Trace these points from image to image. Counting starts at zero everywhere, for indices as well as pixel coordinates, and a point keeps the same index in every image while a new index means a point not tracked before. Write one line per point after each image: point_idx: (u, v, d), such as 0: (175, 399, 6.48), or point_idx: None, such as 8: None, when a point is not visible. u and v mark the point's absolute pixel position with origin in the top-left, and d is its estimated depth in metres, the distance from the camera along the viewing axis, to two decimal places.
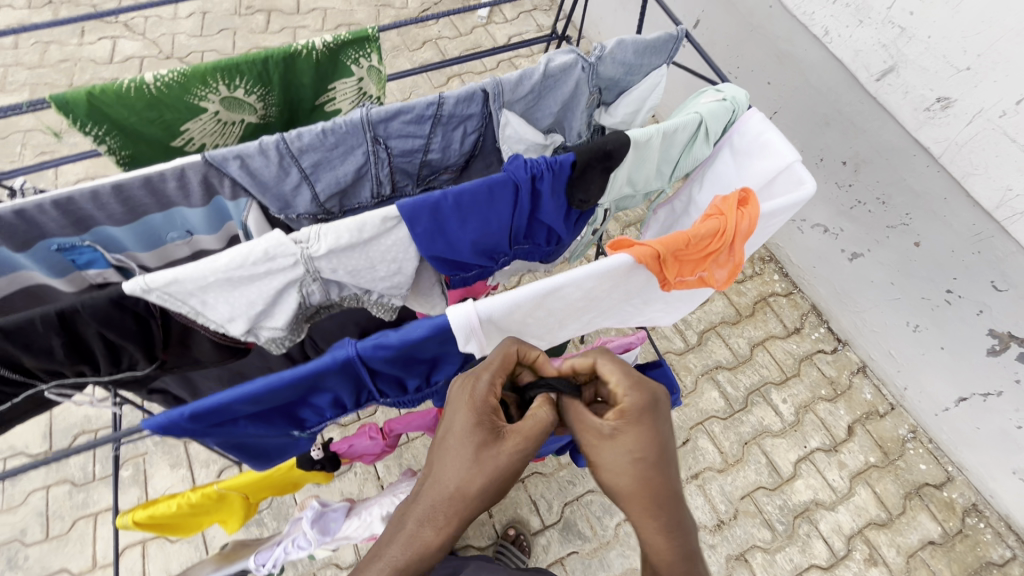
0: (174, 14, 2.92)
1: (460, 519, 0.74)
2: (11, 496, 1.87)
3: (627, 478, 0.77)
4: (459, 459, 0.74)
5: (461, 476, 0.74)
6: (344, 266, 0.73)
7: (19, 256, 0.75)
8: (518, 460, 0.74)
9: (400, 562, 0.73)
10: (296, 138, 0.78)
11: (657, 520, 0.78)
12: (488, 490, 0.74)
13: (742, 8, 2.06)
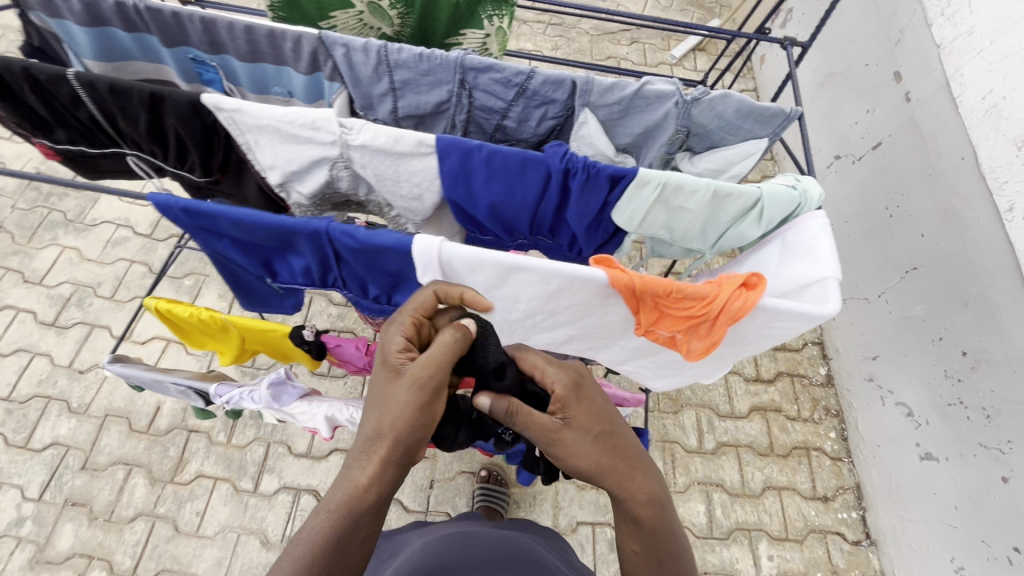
0: None
1: (385, 459, 0.83)
2: (108, 255, 2.28)
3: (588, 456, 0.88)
4: (377, 400, 0.85)
5: (380, 417, 0.83)
6: (373, 168, 0.81)
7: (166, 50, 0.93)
8: (421, 395, 0.81)
9: (332, 506, 0.82)
10: (396, 51, 0.87)
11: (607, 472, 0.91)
12: (404, 428, 0.82)
13: (931, 147, 1.85)
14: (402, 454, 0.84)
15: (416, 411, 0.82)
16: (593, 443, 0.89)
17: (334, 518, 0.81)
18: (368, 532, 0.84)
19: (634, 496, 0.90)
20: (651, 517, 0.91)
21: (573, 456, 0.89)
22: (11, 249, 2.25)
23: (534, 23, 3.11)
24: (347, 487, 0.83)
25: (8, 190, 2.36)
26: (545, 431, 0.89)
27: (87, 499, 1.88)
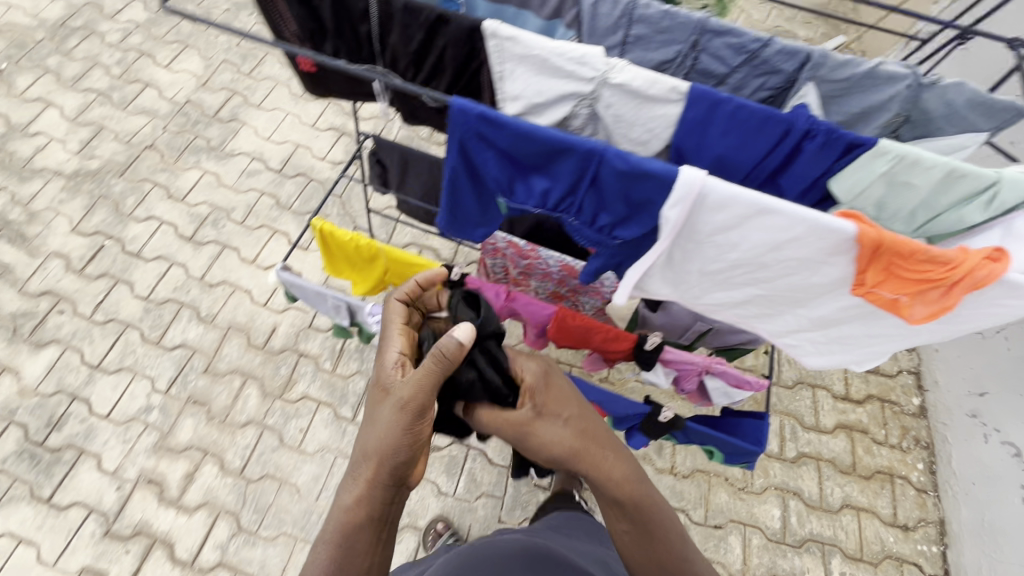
0: None
1: (370, 482, 0.93)
2: (242, 183, 2.45)
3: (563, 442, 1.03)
4: (371, 421, 0.98)
5: (367, 442, 0.95)
6: (616, 109, 0.87)
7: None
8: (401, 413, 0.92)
9: (331, 529, 0.93)
10: (643, 6, 0.93)
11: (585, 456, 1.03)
12: (387, 449, 0.92)
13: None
14: (385, 477, 0.93)
15: (400, 428, 0.92)
16: (565, 426, 1.05)
17: (335, 539, 0.93)
18: (368, 551, 0.93)
19: (610, 476, 1.02)
20: (632, 496, 1.02)
21: (545, 444, 1.03)
22: (160, 166, 2.45)
23: None
24: (342, 509, 0.94)
25: (162, 113, 2.57)
26: (517, 423, 1.05)
27: (206, 400, 2.04)
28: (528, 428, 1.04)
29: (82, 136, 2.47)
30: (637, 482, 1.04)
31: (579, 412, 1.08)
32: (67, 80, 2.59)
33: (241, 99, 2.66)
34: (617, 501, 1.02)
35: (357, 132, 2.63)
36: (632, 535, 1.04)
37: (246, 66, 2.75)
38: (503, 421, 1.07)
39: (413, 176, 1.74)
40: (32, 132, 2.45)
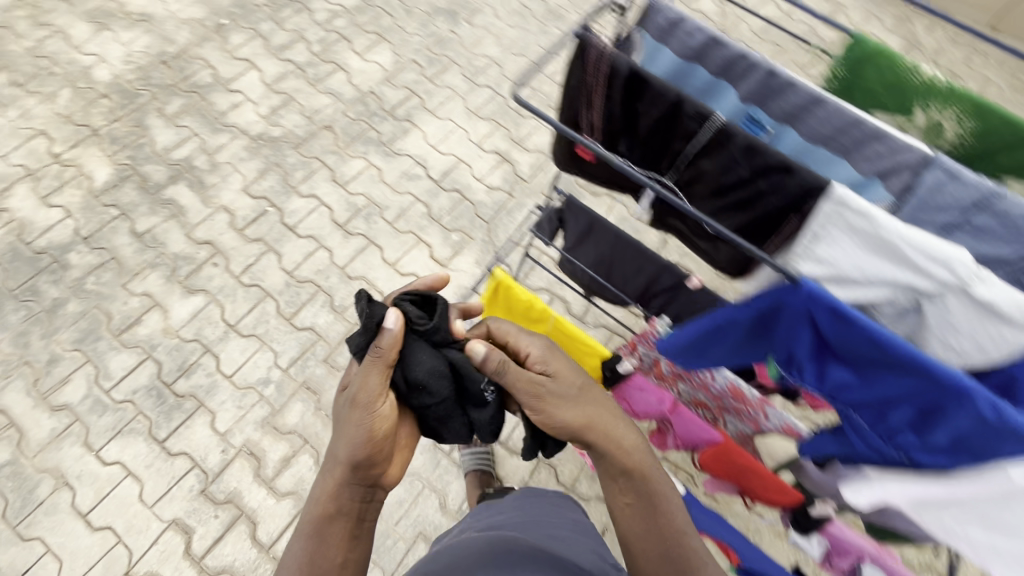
0: (755, 8, 3.28)
1: (338, 480, 1.02)
2: (401, 184, 2.50)
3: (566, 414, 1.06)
4: (340, 431, 1.06)
5: (335, 449, 1.04)
6: (948, 313, 0.78)
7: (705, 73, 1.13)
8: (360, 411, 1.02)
9: (303, 529, 1.01)
10: (1003, 200, 0.88)
11: (576, 423, 1.07)
12: (350, 448, 1.02)
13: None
14: (351, 473, 1.02)
15: (360, 426, 1.02)
16: (571, 401, 1.08)
17: (308, 532, 1.00)
18: (345, 543, 1.00)
19: (608, 441, 1.08)
20: (630, 462, 1.08)
21: (558, 407, 1.06)
22: (331, 148, 2.54)
23: None
24: (313, 502, 1.03)
25: (346, 98, 2.68)
26: (530, 386, 1.08)
27: (318, 389, 2.06)
28: (538, 393, 1.07)
29: (273, 103, 2.62)
30: (625, 447, 1.09)
31: (586, 380, 1.14)
32: (272, 47, 2.76)
33: (418, 101, 2.72)
34: (617, 464, 1.07)
35: (518, 161, 2.62)
36: (626, 504, 1.08)
37: (431, 70, 2.81)
38: (523, 378, 1.07)
39: (584, 246, 1.70)
40: (233, 89, 2.63)
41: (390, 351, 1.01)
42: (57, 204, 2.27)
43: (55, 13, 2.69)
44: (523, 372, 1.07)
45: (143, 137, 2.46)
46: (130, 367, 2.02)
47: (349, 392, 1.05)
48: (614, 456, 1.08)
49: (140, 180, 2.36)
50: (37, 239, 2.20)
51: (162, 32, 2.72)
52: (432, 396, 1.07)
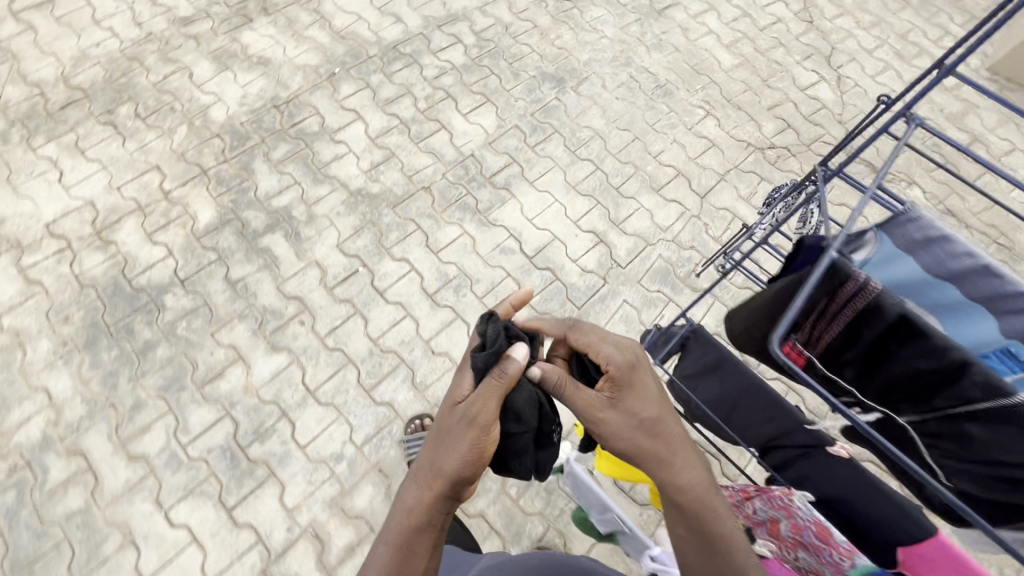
0: (876, 101, 3.09)
1: (434, 493, 1.02)
2: (493, 257, 2.42)
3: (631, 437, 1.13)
4: (436, 443, 1.07)
5: (431, 459, 1.05)
6: None
7: (948, 279, 0.97)
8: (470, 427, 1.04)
9: (394, 544, 1.00)
10: None
11: (650, 452, 1.12)
12: (451, 461, 1.03)
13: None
14: (447, 487, 1.02)
15: (467, 444, 1.03)
16: (641, 423, 1.14)
17: (399, 544, 1.00)
18: (432, 555, 1.02)
19: (678, 475, 1.10)
20: (703, 505, 1.08)
21: (614, 436, 1.15)
22: (427, 210, 2.51)
23: (977, 233, 2.71)
24: (405, 512, 1.03)
25: (446, 159, 2.64)
26: (594, 404, 1.16)
27: (390, 473, 1.97)
28: (598, 419, 1.16)
29: (374, 158, 2.61)
30: (699, 486, 1.10)
31: (659, 409, 1.18)
32: (380, 100, 2.77)
33: (518, 170, 2.66)
34: (687, 506, 1.08)
35: (615, 244, 2.51)
36: (694, 546, 1.07)
37: (533, 138, 2.75)
38: (586, 401, 1.16)
39: (708, 379, 1.55)
40: (337, 140, 2.64)
41: (511, 381, 1.09)
42: (160, 242, 2.30)
43: (182, 49, 2.80)
44: (585, 394, 1.17)
45: (248, 182, 2.48)
46: (208, 423, 1.99)
47: (461, 410, 1.07)
48: (685, 496, 1.09)
49: (240, 225, 2.38)
50: (138, 276, 2.23)
51: (277, 77, 2.78)
52: (520, 424, 1.17)
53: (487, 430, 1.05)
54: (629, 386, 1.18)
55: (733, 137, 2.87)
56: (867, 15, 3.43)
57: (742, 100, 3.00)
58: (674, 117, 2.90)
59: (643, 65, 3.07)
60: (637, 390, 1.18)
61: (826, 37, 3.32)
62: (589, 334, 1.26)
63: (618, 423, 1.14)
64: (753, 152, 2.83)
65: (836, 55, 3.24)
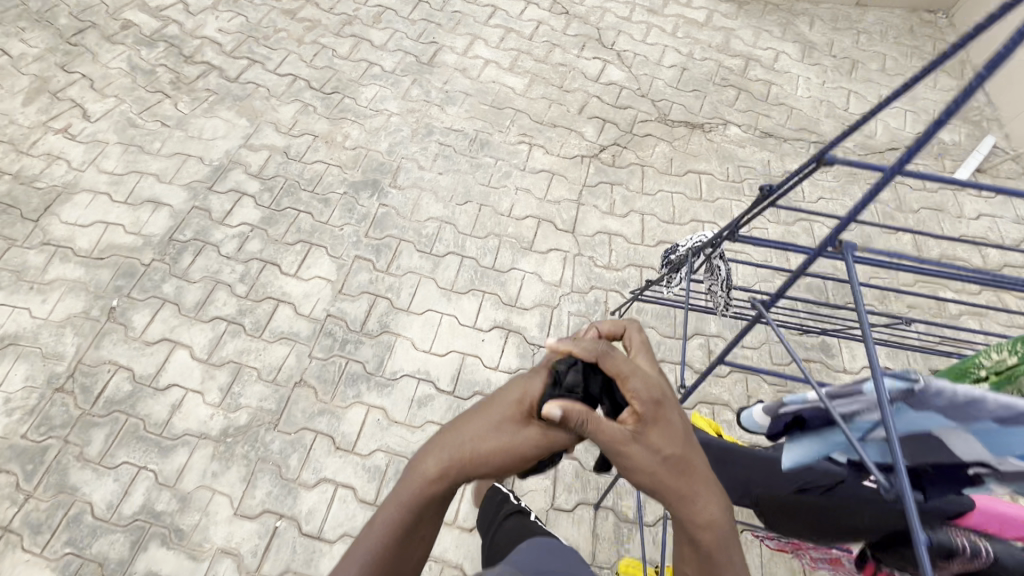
0: (659, 61, 3.20)
1: (441, 473, 0.80)
2: (414, 414, 2.11)
3: (666, 477, 0.74)
4: (475, 425, 0.83)
5: (454, 439, 0.82)
6: None
7: (982, 417, 0.73)
8: (534, 448, 0.80)
9: (393, 499, 0.81)
10: None
11: (687, 501, 0.74)
12: (476, 446, 0.80)
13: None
14: (449, 478, 0.80)
15: (505, 450, 0.80)
16: (670, 467, 0.74)
17: (397, 502, 0.81)
18: (417, 538, 0.84)
19: (696, 528, 0.74)
20: (718, 558, 0.74)
21: (634, 475, 0.75)
22: (316, 407, 2.10)
23: (795, 141, 2.95)
24: (415, 472, 0.82)
25: (304, 336, 2.23)
26: (617, 441, 0.75)
27: None
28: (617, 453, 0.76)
29: (221, 382, 2.11)
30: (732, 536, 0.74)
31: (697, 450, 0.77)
32: (188, 309, 2.25)
33: (386, 304, 2.33)
34: (703, 555, 0.74)
35: (524, 327, 2.32)
36: None
37: (383, 260, 2.44)
38: (599, 429, 0.76)
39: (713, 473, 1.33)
40: (163, 386, 2.09)
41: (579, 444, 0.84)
42: None
43: None
44: (607, 426, 0.75)
45: (76, 504, 1.87)
46: None
47: (530, 422, 0.81)
48: (708, 547, 0.73)
49: (97, 567, 1.78)
50: None
51: (40, 350, 2.13)
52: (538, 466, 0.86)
53: (537, 447, 0.80)
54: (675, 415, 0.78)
55: (565, 157, 2.79)
56: None
57: (553, 117, 2.93)
58: (503, 165, 2.75)
59: (445, 126, 2.86)
60: (682, 428, 0.78)
61: (587, 20, 3.37)
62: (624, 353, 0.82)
63: (653, 469, 0.74)
64: (590, 163, 2.78)
65: (605, 34, 3.30)
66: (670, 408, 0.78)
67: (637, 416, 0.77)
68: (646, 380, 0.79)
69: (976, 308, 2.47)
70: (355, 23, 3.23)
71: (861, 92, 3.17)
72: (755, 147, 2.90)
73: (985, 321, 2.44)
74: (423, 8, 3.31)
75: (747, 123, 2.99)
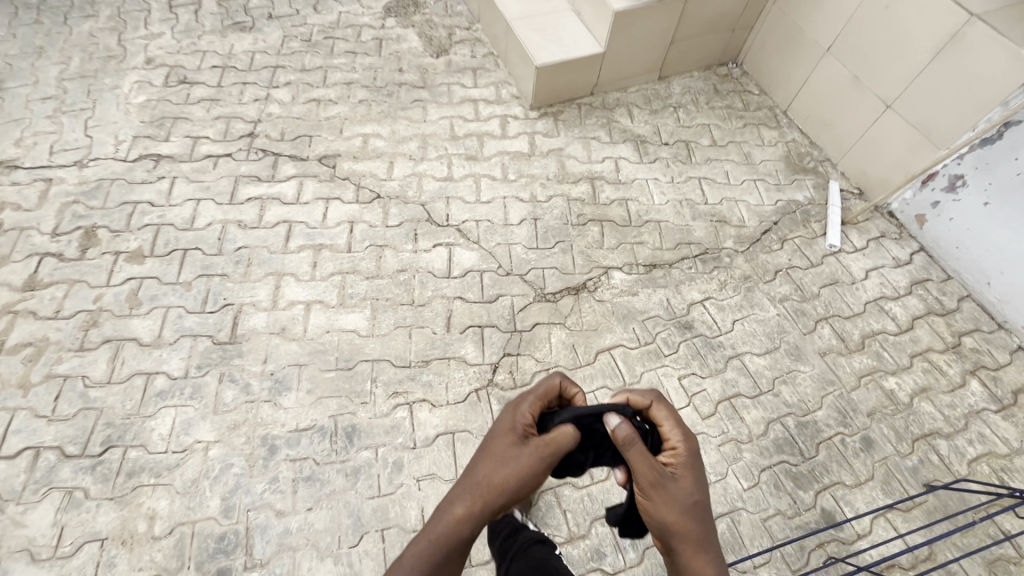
0: (505, 220, 2.75)
1: (475, 506, 1.26)
2: None
3: (675, 510, 1.33)
4: (501, 459, 1.31)
5: (483, 473, 1.29)
6: None
7: None
8: (538, 459, 1.30)
9: (445, 525, 1.25)
10: None
11: (688, 529, 1.32)
12: (503, 479, 1.26)
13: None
14: (491, 503, 1.26)
15: (525, 462, 1.29)
16: (681, 497, 1.35)
17: (438, 536, 1.24)
18: (459, 552, 1.26)
19: (692, 564, 1.30)
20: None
21: (663, 504, 1.33)
22: None
23: (680, 262, 2.68)
24: (457, 517, 1.25)
25: None
26: (657, 475, 1.35)
27: None
28: (656, 486, 1.35)
29: None
30: (717, 562, 1.31)
31: (701, 494, 1.37)
32: None
33: None
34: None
35: None
36: None
37: None
38: (650, 466, 1.35)
39: None
40: None
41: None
42: None
43: None
44: (655, 463, 1.35)
45: None
46: None
47: (536, 443, 1.33)
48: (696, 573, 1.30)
49: None
50: None
51: None
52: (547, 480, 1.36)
53: (541, 462, 1.30)
54: (696, 471, 1.40)
55: (457, 402, 2.21)
56: (409, 143, 3.01)
57: (419, 350, 2.33)
58: (388, 451, 2.10)
59: (290, 428, 2.12)
60: (701, 483, 1.39)
61: (405, 195, 2.81)
62: (666, 413, 1.46)
63: (671, 499, 1.34)
64: (489, 397, 2.23)
65: (432, 208, 2.76)
66: (692, 466, 1.40)
67: (674, 459, 1.41)
68: (679, 435, 1.43)
69: (919, 385, 2.39)
70: (102, 320, 2.31)
71: (709, 176, 3.03)
72: (648, 289, 2.57)
73: (933, 397, 2.36)
74: (195, 259, 2.50)
75: (626, 261, 2.66)
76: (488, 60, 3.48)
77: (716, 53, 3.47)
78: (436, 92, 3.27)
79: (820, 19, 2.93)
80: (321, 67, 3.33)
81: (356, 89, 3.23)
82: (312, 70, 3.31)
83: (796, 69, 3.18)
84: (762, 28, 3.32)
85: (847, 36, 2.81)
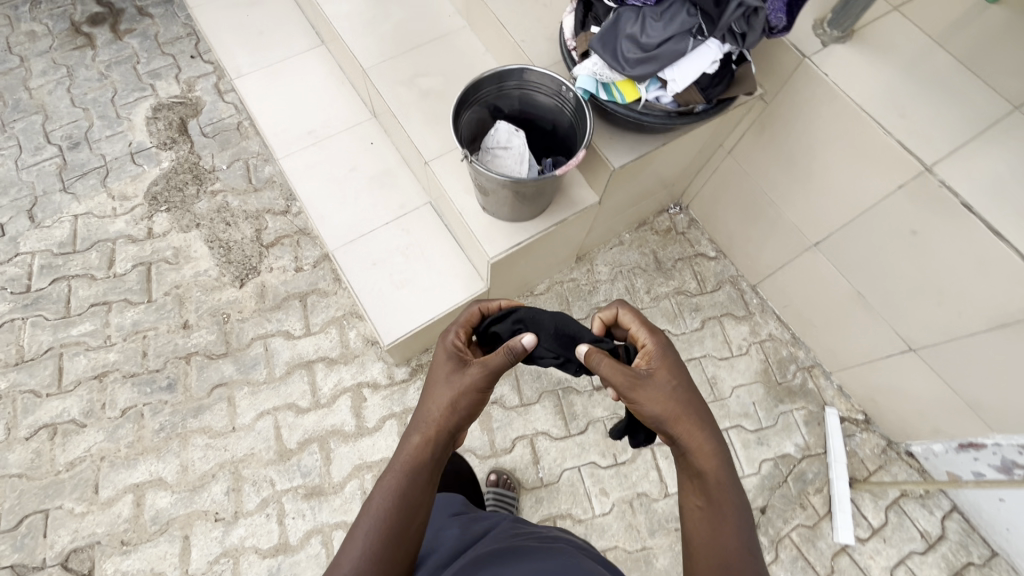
0: None
1: (424, 438, 1.05)
2: None
3: (663, 406, 1.06)
4: (441, 381, 1.10)
5: (427, 402, 1.08)
6: None
7: None
8: (481, 370, 1.08)
9: (400, 465, 1.02)
10: None
11: (684, 416, 1.06)
12: (450, 403, 1.06)
13: None
14: (438, 427, 1.06)
15: (470, 371, 1.09)
16: (664, 384, 1.08)
17: (398, 487, 0.99)
18: (426, 502, 1.00)
19: (691, 451, 1.04)
20: (713, 472, 1.01)
21: (646, 400, 1.06)
22: None
23: None
24: (409, 455, 1.03)
25: None
26: (632, 377, 1.08)
27: None
28: (634, 388, 1.07)
29: None
30: (719, 447, 1.04)
31: (683, 375, 1.10)
32: None
33: None
34: (696, 475, 1.02)
35: None
36: (706, 519, 0.98)
37: None
38: (619, 372, 1.08)
39: None
40: None
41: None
42: None
43: None
44: (627, 368, 1.08)
45: None
46: None
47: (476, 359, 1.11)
48: (698, 461, 1.03)
49: None
50: None
51: None
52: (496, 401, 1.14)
53: (489, 378, 1.09)
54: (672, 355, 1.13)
55: None
56: (211, 484, 1.94)
57: None
58: None
59: None
60: (682, 364, 1.12)
61: None
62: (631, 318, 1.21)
63: (652, 395, 1.06)
64: None
65: None
66: (669, 352, 1.13)
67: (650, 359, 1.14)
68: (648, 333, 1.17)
69: None
70: None
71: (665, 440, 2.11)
72: None
73: None
74: None
75: None
76: (321, 274, 2.30)
77: (651, 206, 2.41)
78: (245, 362, 2.13)
79: (803, 199, 1.91)
80: (49, 351, 2.09)
81: (112, 388, 2.04)
82: (36, 359, 2.07)
83: (765, 246, 2.21)
84: (713, 171, 2.25)
85: (847, 239, 1.83)
